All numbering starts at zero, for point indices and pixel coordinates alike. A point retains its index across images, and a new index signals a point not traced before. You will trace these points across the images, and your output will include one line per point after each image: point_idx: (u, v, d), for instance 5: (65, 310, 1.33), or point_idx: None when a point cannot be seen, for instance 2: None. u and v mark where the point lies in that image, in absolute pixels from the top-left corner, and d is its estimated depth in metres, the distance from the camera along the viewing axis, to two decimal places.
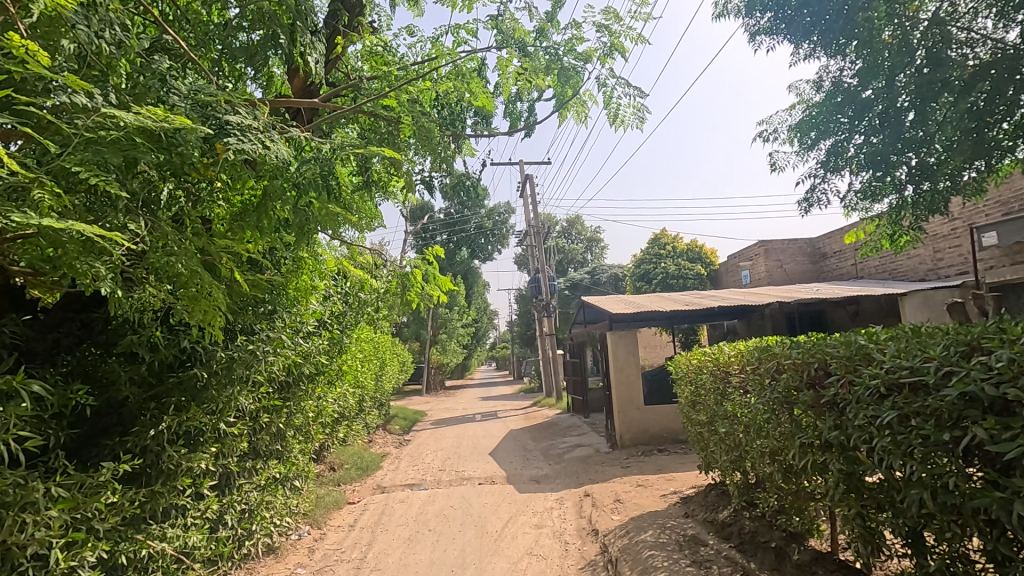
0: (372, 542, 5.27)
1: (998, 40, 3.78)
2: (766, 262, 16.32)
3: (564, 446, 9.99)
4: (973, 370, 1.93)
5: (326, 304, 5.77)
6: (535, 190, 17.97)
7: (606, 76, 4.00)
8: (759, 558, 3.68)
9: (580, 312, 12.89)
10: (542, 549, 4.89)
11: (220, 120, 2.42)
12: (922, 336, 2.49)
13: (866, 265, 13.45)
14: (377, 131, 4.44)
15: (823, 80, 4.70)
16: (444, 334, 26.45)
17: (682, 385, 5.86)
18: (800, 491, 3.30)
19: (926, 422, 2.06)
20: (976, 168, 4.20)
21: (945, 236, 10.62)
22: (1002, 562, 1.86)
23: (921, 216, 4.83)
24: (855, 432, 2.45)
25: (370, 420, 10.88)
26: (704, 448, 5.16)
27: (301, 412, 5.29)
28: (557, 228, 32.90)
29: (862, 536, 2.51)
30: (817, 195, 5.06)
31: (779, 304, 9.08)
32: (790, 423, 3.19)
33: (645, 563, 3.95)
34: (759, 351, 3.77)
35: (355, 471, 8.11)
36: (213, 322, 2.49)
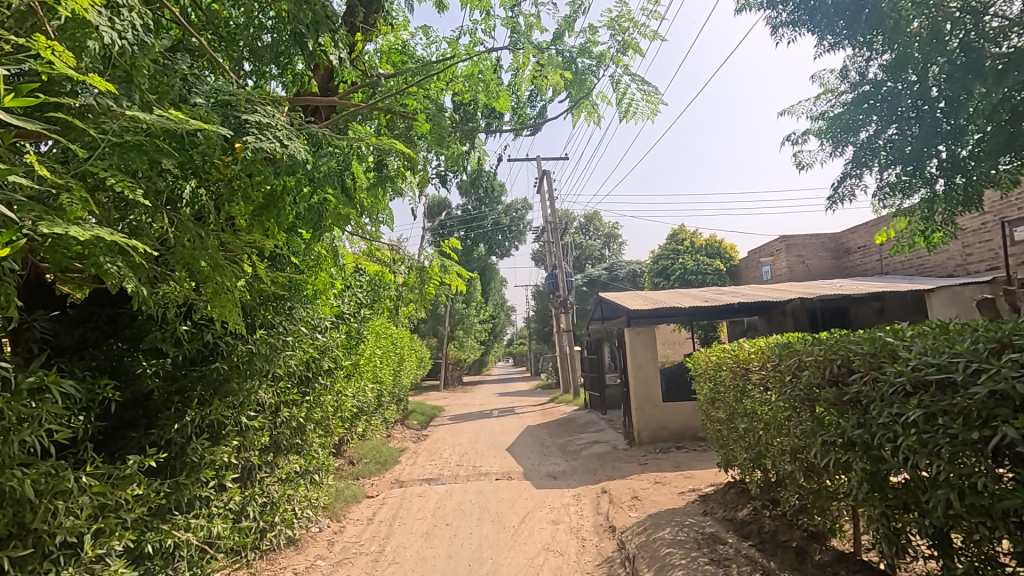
0: (389, 535, 5.33)
1: None
2: (788, 257, 16.09)
3: (581, 442, 9.99)
4: (1004, 368, 1.87)
5: (344, 299, 5.81)
6: (552, 186, 17.92)
7: (620, 75, 3.95)
8: (779, 557, 3.63)
9: (598, 308, 12.80)
10: (559, 544, 4.90)
11: (239, 119, 2.46)
12: (950, 332, 2.43)
13: (891, 261, 13.14)
14: (395, 129, 4.46)
15: (848, 70, 4.58)
16: (461, 330, 26.57)
17: (701, 382, 5.80)
18: (822, 490, 3.26)
19: (954, 421, 2.01)
20: (1012, 159, 4.04)
21: (976, 231, 10.32)
22: None
23: (952, 211, 4.68)
24: (878, 430, 2.39)
25: (389, 416, 11.00)
26: (723, 446, 5.11)
27: (321, 406, 5.35)
28: (574, 224, 32.77)
29: (885, 537, 2.47)
30: (843, 188, 4.93)
31: (800, 301, 8.90)
32: (812, 421, 3.14)
33: (663, 561, 3.92)
34: (780, 347, 3.70)
35: (374, 465, 8.20)
36: (236, 319, 2.55)
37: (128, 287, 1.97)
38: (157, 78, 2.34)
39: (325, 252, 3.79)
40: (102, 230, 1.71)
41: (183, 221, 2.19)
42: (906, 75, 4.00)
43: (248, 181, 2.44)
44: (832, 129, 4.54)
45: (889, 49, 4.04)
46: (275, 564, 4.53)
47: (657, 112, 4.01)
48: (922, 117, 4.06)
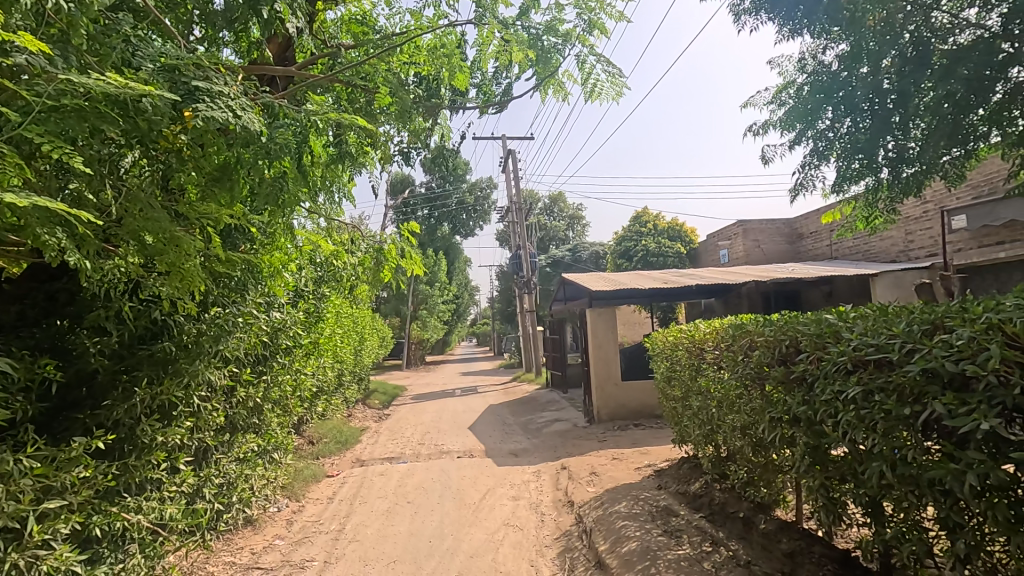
0: (350, 513, 5.33)
1: (978, 27, 3.77)
2: (744, 242, 16.52)
3: (543, 420, 10.16)
4: (935, 348, 1.99)
5: (302, 277, 5.67)
6: (517, 166, 17.86)
7: (586, 55, 3.95)
8: (727, 527, 3.82)
9: (560, 289, 12.92)
10: (519, 519, 5.00)
11: (187, 86, 2.34)
12: (889, 314, 2.57)
13: (840, 246, 13.70)
14: (355, 102, 4.33)
15: (807, 60, 4.70)
16: (424, 310, 26.32)
17: (658, 361, 5.95)
18: (768, 463, 3.43)
19: (889, 397, 2.14)
20: (953, 152, 4.22)
21: (918, 218, 10.86)
22: (953, 528, 1.94)
23: (897, 199, 4.86)
24: (822, 407, 2.53)
25: (350, 396, 10.91)
26: (679, 423, 5.29)
27: (279, 385, 5.25)
28: (539, 205, 32.78)
29: (824, 506, 2.63)
30: (800, 176, 5.08)
31: (754, 284, 9.21)
32: (761, 398, 3.28)
33: (618, 533, 4.06)
34: (733, 328, 3.85)
35: (334, 445, 8.14)
36: (192, 292, 2.50)
37: (70, 261, 1.87)
38: (97, 39, 2.20)
39: (284, 228, 3.67)
40: (40, 199, 1.61)
41: (130, 191, 2.09)
42: (860, 67, 4.13)
43: (199, 152, 2.33)
44: (791, 119, 4.66)
45: (846, 41, 4.16)
46: (232, 544, 4.48)
47: (622, 93, 4.03)
48: (874, 109, 4.21)
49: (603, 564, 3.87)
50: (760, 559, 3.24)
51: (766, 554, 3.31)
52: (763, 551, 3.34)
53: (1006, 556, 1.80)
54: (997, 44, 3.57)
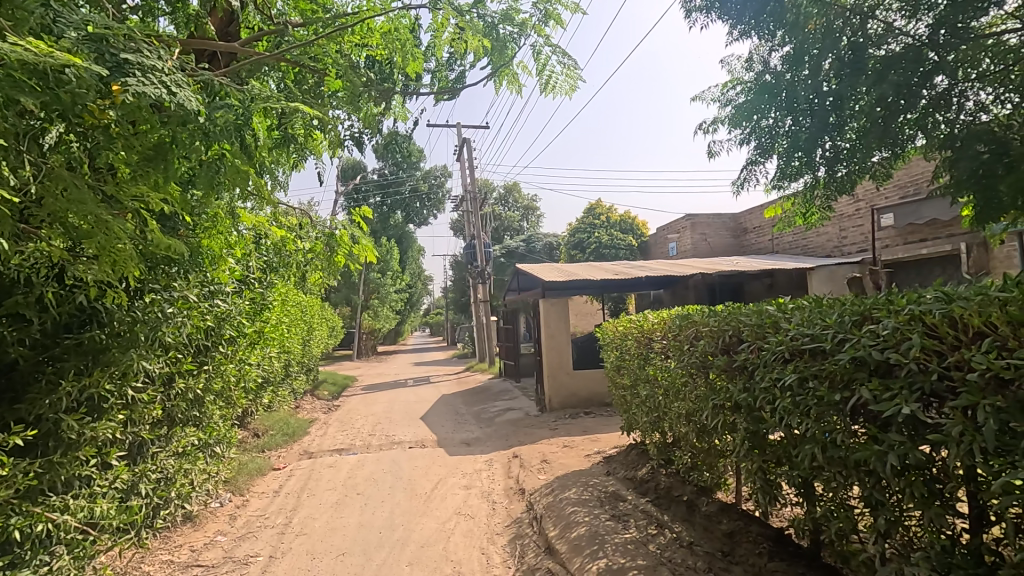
0: (297, 507, 5.21)
1: (908, 35, 3.98)
2: (692, 235, 17.04)
3: (496, 410, 10.21)
4: (863, 338, 2.11)
5: (247, 265, 5.45)
6: (472, 155, 17.73)
7: (541, 45, 3.94)
8: (672, 510, 3.97)
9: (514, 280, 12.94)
10: (470, 508, 5.02)
11: (117, 58, 2.18)
12: (823, 306, 2.71)
13: (780, 241, 14.34)
14: (304, 83, 4.17)
15: (753, 59, 4.86)
16: (376, 300, 25.83)
17: (609, 350, 6.08)
18: (711, 448, 3.58)
19: (822, 384, 2.26)
20: (883, 153, 4.45)
21: (851, 216, 11.50)
22: (875, 505, 2.07)
23: (833, 196, 5.09)
24: (761, 394, 2.65)
25: (298, 387, 10.62)
26: (627, 411, 5.42)
27: (222, 376, 5.04)
28: (494, 195, 32.70)
29: (761, 488, 2.78)
30: (746, 172, 5.27)
31: (701, 276, 9.51)
32: (705, 386, 3.41)
33: (568, 519, 4.14)
34: (680, 318, 3.97)
35: (281, 437, 7.92)
36: (125, 277, 2.36)
37: None
38: None
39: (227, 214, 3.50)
40: None
41: (52, 169, 1.94)
42: (802, 69, 4.30)
43: (130, 129, 2.18)
44: (738, 117, 4.82)
45: (789, 42, 4.32)
46: (169, 542, 4.29)
47: (576, 87, 4.06)
48: (814, 110, 4.39)
49: (553, 549, 3.93)
50: (702, 540, 3.38)
51: (707, 534, 3.45)
52: (705, 532, 3.48)
53: (921, 530, 1.95)
54: (924, 52, 3.80)
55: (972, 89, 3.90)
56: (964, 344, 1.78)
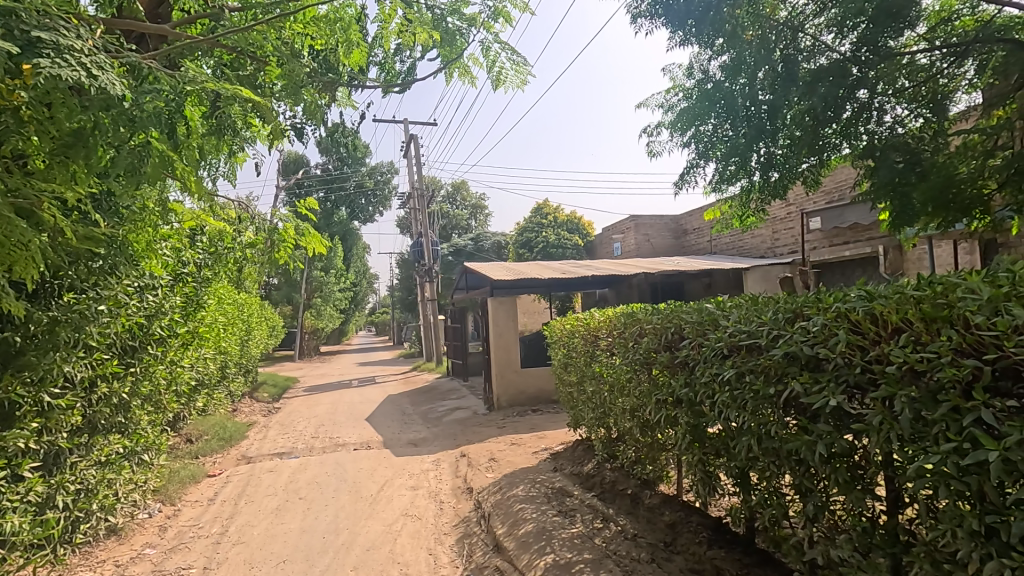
0: (234, 514, 4.98)
1: (835, 50, 4.23)
2: (636, 235, 17.49)
3: (443, 409, 10.13)
4: (795, 334, 2.23)
5: (181, 260, 5.17)
6: (419, 151, 17.49)
7: (490, 41, 3.93)
8: (617, 503, 4.07)
9: (461, 279, 12.87)
10: (417, 509, 4.95)
11: (29, 35, 2.00)
12: (758, 304, 2.86)
13: (718, 241, 14.95)
14: (242, 69, 4.00)
15: (694, 67, 5.04)
16: (319, 299, 24.92)
17: (556, 348, 6.15)
18: (654, 442, 3.69)
19: (757, 378, 2.38)
20: (812, 161, 4.69)
21: (783, 219, 12.16)
22: (805, 492, 2.20)
23: (767, 200, 5.33)
24: (701, 388, 2.77)
25: (235, 389, 10.14)
26: (574, 407, 5.52)
27: (151, 379, 4.74)
28: (441, 192, 32.40)
29: (701, 479, 2.91)
30: (688, 175, 5.45)
31: (645, 275, 9.78)
32: (648, 381, 3.52)
33: (516, 516, 4.16)
34: (625, 316, 4.07)
35: (217, 442, 7.55)
36: (39, 276, 2.21)
37: None
38: None
39: (158, 208, 3.31)
40: None
41: None
42: (739, 78, 4.50)
43: (45, 115, 2.06)
44: (680, 122, 4.99)
45: (727, 52, 4.51)
46: (90, 558, 4.00)
47: (526, 83, 4.08)
48: (750, 118, 4.59)
49: (501, 547, 3.94)
50: (645, 532, 3.48)
51: (650, 526, 3.56)
52: (648, 524, 3.59)
53: (845, 513, 2.08)
54: (848, 68, 4.05)
55: (889, 103, 4.19)
56: (884, 339, 1.91)
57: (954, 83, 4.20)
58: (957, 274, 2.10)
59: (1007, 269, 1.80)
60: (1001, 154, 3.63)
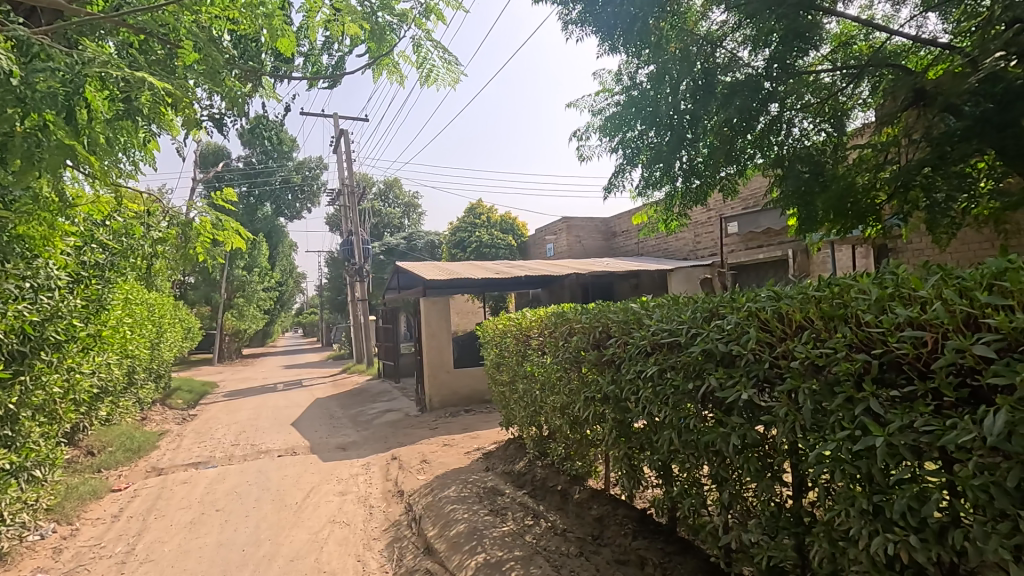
0: (142, 531, 4.62)
1: (750, 65, 4.50)
2: (568, 237, 17.83)
3: (374, 412, 9.90)
4: (712, 332, 2.36)
5: (82, 256, 4.76)
6: (350, 147, 16.97)
7: (422, 38, 3.88)
8: (547, 500, 4.14)
9: (393, 278, 12.62)
10: (345, 515, 4.81)
11: None
12: (678, 304, 3.00)
13: (645, 244, 15.55)
14: (152, 52, 3.73)
15: (622, 74, 5.21)
16: (241, 298, 23.61)
17: (488, 348, 6.17)
18: (582, 438, 3.79)
19: (678, 373, 2.51)
20: (730, 169, 4.97)
21: (703, 223, 12.82)
22: (720, 481, 2.34)
23: (689, 205, 5.60)
24: (627, 385, 2.88)
25: (144, 396, 9.42)
26: (506, 407, 5.56)
27: (44, 388, 4.32)
28: (373, 190, 31.66)
29: (627, 472, 3.02)
30: (616, 179, 5.64)
31: (575, 276, 10.00)
32: (577, 379, 3.61)
33: (448, 517, 4.13)
34: (555, 316, 4.15)
35: (123, 453, 6.98)
36: None
37: None
38: None
39: (54, 197, 3.03)
40: None
41: None
42: (663, 87, 4.69)
43: None
44: (609, 128, 5.15)
45: (653, 62, 4.70)
46: None
47: (458, 81, 4.07)
48: (673, 126, 4.80)
49: (432, 550, 3.91)
50: (574, 526, 3.58)
51: (579, 520, 3.66)
52: (577, 518, 3.69)
53: (756, 500, 2.22)
54: (761, 83, 4.32)
55: (796, 118, 4.52)
56: (789, 336, 2.06)
57: (851, 101, 4.59)
58: (851, 276, 2.30)
59: (892, 272, 1.99)
60: (890, 168, 4.02)
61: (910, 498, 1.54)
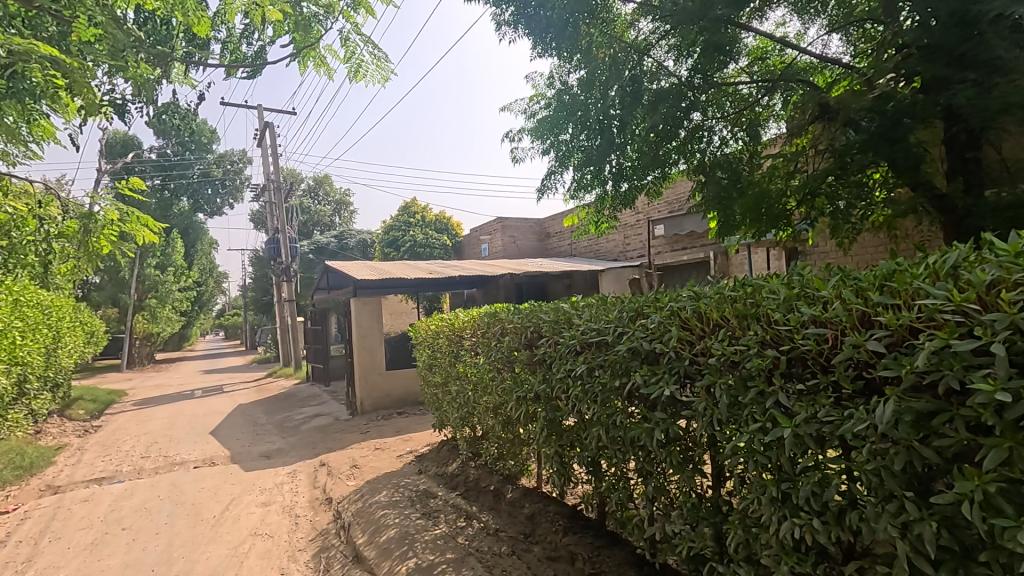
0: (34, 556, 4.19)
1: (675, 74, 4.69)
2: (502, 237, 17.88)
3: (301, 417, 9.51)
4: (638, 331, 2.43)
5: None
6: (275, 140, 16.20)
7: (349, 32, 3.77)
8: (480, 500, 4.14)
9: (322, 278, 12.17)
10: (269, 526, 4.59)
11: None
12: (606, 303, 3.07)
13: (577, 245, 15.87)
14: (45, 28, 3.40)
15: (554, 78, 5.29)
16: (153, 299, 21.96)
17: (421, 349, 6.08)
18: (514, 438, 3.82)
19: (605, 372, 2.57)
20: (656, 174, 5.16)
21: (632, 226, 13.26)
22: (646, 474, 2.42)
23: (618, 208, 5.76)
24: (557, 384, 2.93)
25: (39, 407, 8.55)
26: (438, 408, 5.51)
27: None
28: (301, 186, 30.43)
29: (558, 470, 3.07)
30: (549, 181, 5.71)
31: (509, 276, 10.06)
32: (509, 379, 3.62)
33: (378, 523, 4.03)
34: (487, 316, 4.15)
35: (12, 471, 6.30)
36: None
37: None
38: None
39: None
40: None
41: None
42: (593, 92, 4.81)
43: None
44: (541, 130, 5.22)
45: (584, 67, 4.81)
46: None
47: (387, 79, 3.98)
48: (603, 130, 4.92)
49: (361, 557, 3.80)
50: (507, 526, 3.59)
51: (511, 519, 3.68)
52: (509, 518, 3.71)
53: (678, 491, 2.32)
54: (684, 92, 4.51)
55: (717, 126, 4.76)
56: (707, 334, 2.15)
57: (765, 112, 4.89)
58: (764, 276, 2.44)
59: (798, 273, 2.13)
60: (798, 177, 4.32)
61: (813, 484, 1.65)
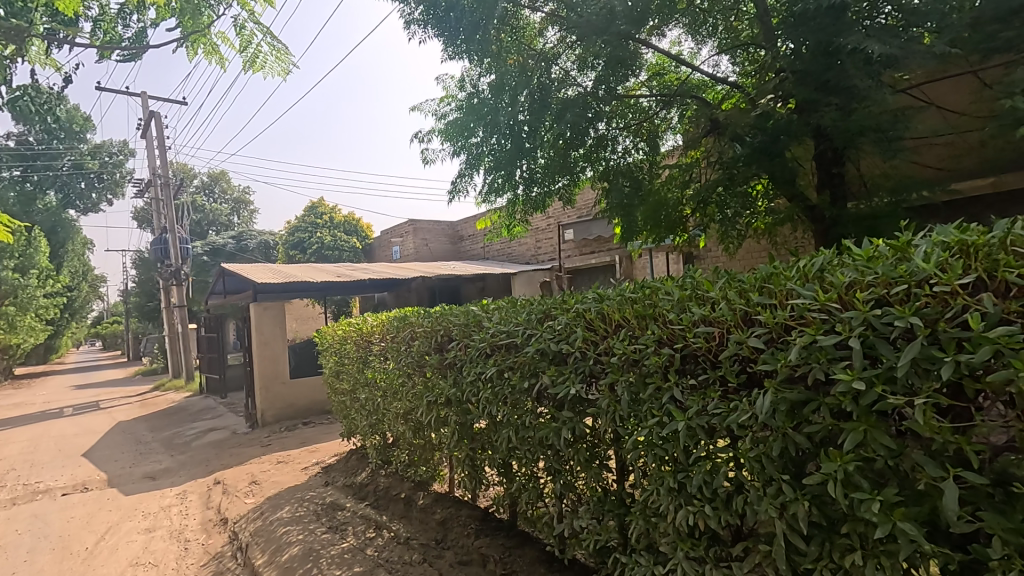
0: None
1: (581, 83, 4.84)
2: (414, 240, 17.60)
3: (193, 432, 8.76)
4: (545, 333, 2.49)
5: None
6: (162, 132, 14.85)
7: (244, 20, 3.54)
8: (390, 510, 4.02)
9: (217, 282, 11.31)
10: (153, 554, 4.18)
11: None
12: (516, 306, 3.11)
13: (490, 249, 15.97)
14: None
15: (464, 81, 5.29)
16: (12, 307, 19.29)
17: (327, 356, 5.82)
18: (426, 443, 3.76)
19: (515, 373, 2.61)
20: (565, 180, 5.29)
21: (543, 229, 13.56)
22: (554, 472, 2.48)
23: (529, 212, 5.85)
24: (467, 387, 2.92)
25: None
26: (346, 416, 5.30)
27: None
28: (193, 183, 28.13)
29: (470, 473, 3.07)
30: (460, 183, 5.69)
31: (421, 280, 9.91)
32: (420, 384, 3.56)
33: (279, 542, 3.80)
34: (397, 321, 4.05)
35: None
36: None
37: None
38: None
39: None
40: None
41: None
42: (503, 97, 4.85)
43: None
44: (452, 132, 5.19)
45: (494, 72, 4.84)
46: None
47: (288, 72, 3.78)
48: (513, 135, 4.97)
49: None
50: (418, 533, 3.52)
51: (423, 526, 3.61)
52: (420, 525, 3.64)
53: (584, 487, 2.39)
54: (590, 101, 4.67)
55: (620, 136, 4.98)
56: (610, 334, 2.24)
57: (664, 125, 5.18)
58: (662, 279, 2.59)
59: (691, 276, 2.28)
60: (692, 186, 4.63)
61: (704, 473, 1.77)
